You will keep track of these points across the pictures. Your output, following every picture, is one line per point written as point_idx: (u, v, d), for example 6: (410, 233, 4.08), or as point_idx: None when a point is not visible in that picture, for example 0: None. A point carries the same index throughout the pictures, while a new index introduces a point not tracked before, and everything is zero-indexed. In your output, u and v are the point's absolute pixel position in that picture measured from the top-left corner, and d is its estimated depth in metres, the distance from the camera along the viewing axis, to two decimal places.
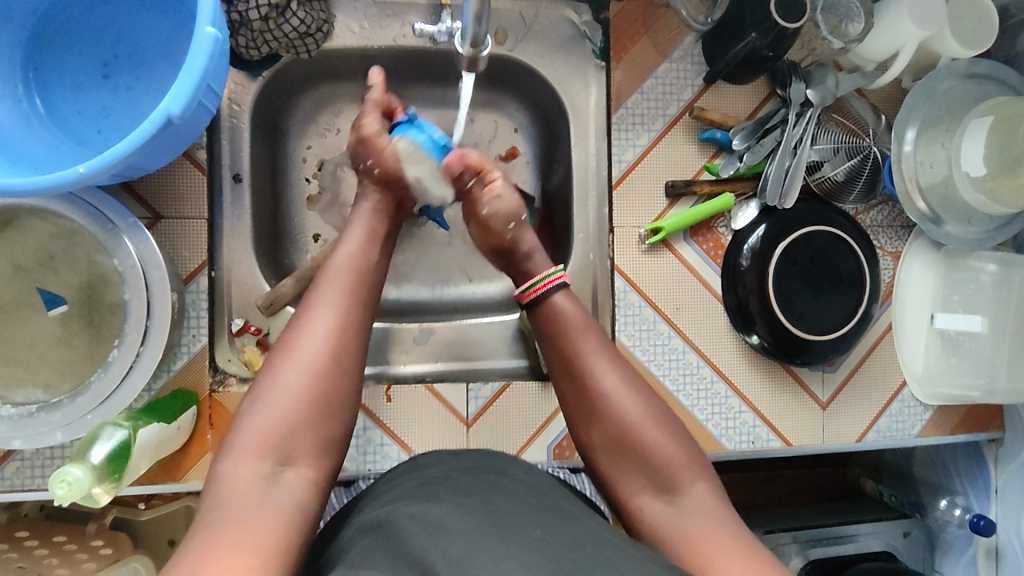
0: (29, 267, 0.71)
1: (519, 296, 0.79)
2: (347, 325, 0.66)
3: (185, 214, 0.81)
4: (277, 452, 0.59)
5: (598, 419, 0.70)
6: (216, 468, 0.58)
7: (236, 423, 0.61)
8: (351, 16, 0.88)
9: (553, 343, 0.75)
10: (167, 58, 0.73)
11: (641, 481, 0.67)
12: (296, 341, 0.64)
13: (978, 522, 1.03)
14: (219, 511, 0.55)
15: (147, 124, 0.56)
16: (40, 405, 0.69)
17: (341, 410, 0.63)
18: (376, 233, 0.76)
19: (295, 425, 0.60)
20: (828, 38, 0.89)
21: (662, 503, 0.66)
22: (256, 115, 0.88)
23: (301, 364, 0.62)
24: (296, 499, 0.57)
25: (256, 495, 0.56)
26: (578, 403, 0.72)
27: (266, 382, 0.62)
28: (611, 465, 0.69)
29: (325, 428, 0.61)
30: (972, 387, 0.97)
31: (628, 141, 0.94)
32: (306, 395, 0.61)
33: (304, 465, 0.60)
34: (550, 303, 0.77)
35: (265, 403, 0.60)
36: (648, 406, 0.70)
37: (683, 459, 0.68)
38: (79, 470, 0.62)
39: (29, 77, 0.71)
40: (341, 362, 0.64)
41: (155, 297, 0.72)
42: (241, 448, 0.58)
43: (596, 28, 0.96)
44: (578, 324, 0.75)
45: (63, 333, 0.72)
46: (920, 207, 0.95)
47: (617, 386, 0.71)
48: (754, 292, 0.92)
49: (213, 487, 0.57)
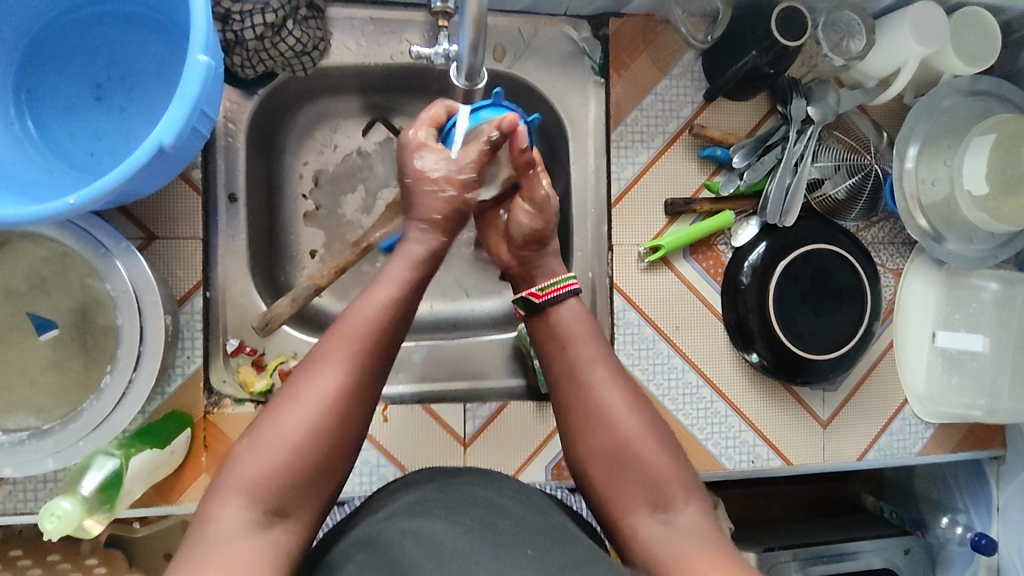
0: (21, 291, 0.71)
1: (529, 296, 0.75)
2: (364, 372, 0.61)
3: (179, 234, 0.80)
4: (269, 502, 0.55)
5: (599, 431, 0.68)
6: (203, 506, 0.54)
7: (231, 460, 0.57)
8: (348, 33, 0.87)
9: (555, 349, 0.73)
10: (161, 79, 0.72)
11: (635, 498, 0.65)
12: (307, 381, 0.59)
13: (980, 541, 1.03)
14: (197, 559, 0.50)
15: (138, 154, 0.55)
16: (31, 432, 0.69)
17: (341, 463, 0.59)
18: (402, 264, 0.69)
19: (292, 476, 0.56)
20: (829, 55, 0.89)
21: (655, 522, 0.64)
22: (252, 133, 0.87)
23: (307, 409, 0.58)
24: (282, 554, 0.54)
25: (239, 548, 0.52)
26: (579, 415, 0.70)
27: (271, 420, 0.57)
28: (606, 480, 0.67)
29: (322, 482, 0.57)
30: (972, 406, 0.96)
31: (627, 158, 0.93)
32: (310, 442, 0.57)
33: (291, 517, 0.55)
34: (553, 311, 0.74)
35: (265, 448, 0.56)
36: (648, 422, 0.69)
37: (681, 479, 0.66)
38: (69, 503, 0.62)
39: (22, 100, 0.70)
40: (351, 414, 0.59)
41: (148, 322, 0.71)
42: (232, 491, 0.54)
43: (595, 44, 0.95)
44: (583, 335, 0.73)
45: (55, 358, 0.71)
46: (922, 225, 0.94)
47: (617, 402, 0.69)
48: (754, 309, 0.91)
49: (198, 526, 0.53)
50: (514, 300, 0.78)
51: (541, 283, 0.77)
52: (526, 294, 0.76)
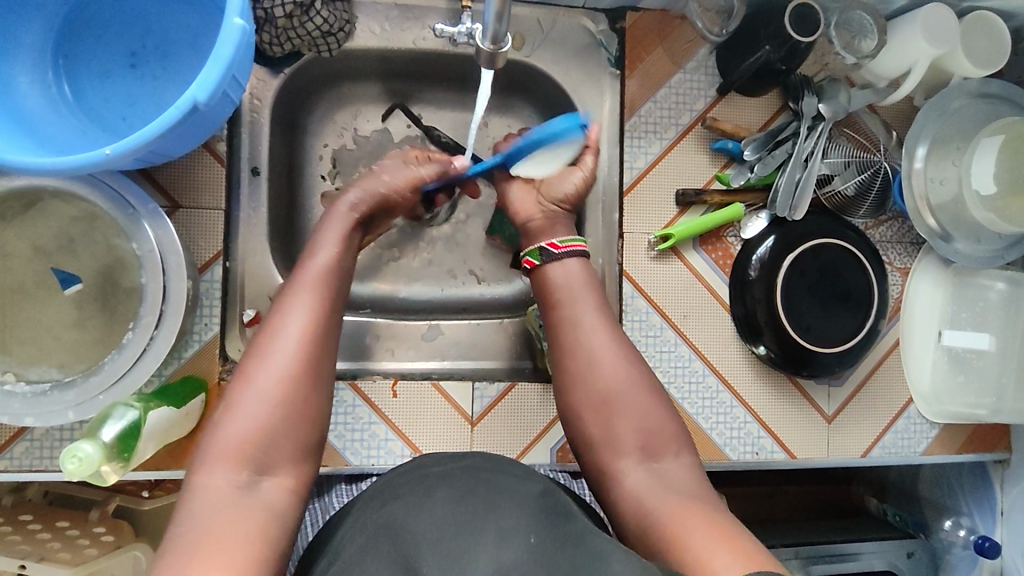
0: (48, 249, 0.73)
1: (547, 246, 0.79)
2: (319, 332, 0.66)
3: (202, 205, 0.83)
4: (253, 461, 0.59)
5: (595, 376, 0.71)
6: (189, 477, 0.58)
7: (209, 431, 0.61)
8: (373, 18, 0.90)
9: (561, 296, 0.76)
10: (193, 50, 0.75)
11: (627, 445, 0.68)
12: (269, 347, 0.64)
13: (983, 544, 1.04)
14: (195, 519, 0.55)
15: (172, 110, 0.57)
16: (54, 384, 0.70)
17: (314, 417, 0.64)
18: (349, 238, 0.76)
19: (271, 434, 0.61)
20: (840, 53, 0.90)
21: (643, 470, 0.66)
22: (276, 111, 0.90)
23: (273, 371, 0.63)
24: (272, 504, 0.58)
25: (232, 503, 0.56)
26: (576, 360, 0.73)
27: (240, 388, 0.62)
28: (597, 425, 0.70)
29: (300, 435, 0.62)
30: (977, 405, 0.97)
31: (640, 148, 0.95)
32: (279, 399, 0.62)
33: (279, 471, 0.60)
34: (568, 261, 0.78)
35: (238, 412, 0.60)
36: (642, 376, 0.72)
37: (670, 430, 0.69)
38: (90, 446, 0.63)
39: (59, 64, 0.73)
40: (315, 368, 0.65)
41: (171, 282, 0.73)
42: (217, 457, 0.59)
43: (612, 37, 0.97)
44: (584, 289, 0.77)
45: (78, 314, 0.73)
46: (930, 224, 0.95)
47: (612, 350, 0.72)
48: (762, 301, 0.92)
49: (188, 496, 0.57)
50: (526, 251, 0.80)
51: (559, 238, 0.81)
52: (545, 244, 0.79)
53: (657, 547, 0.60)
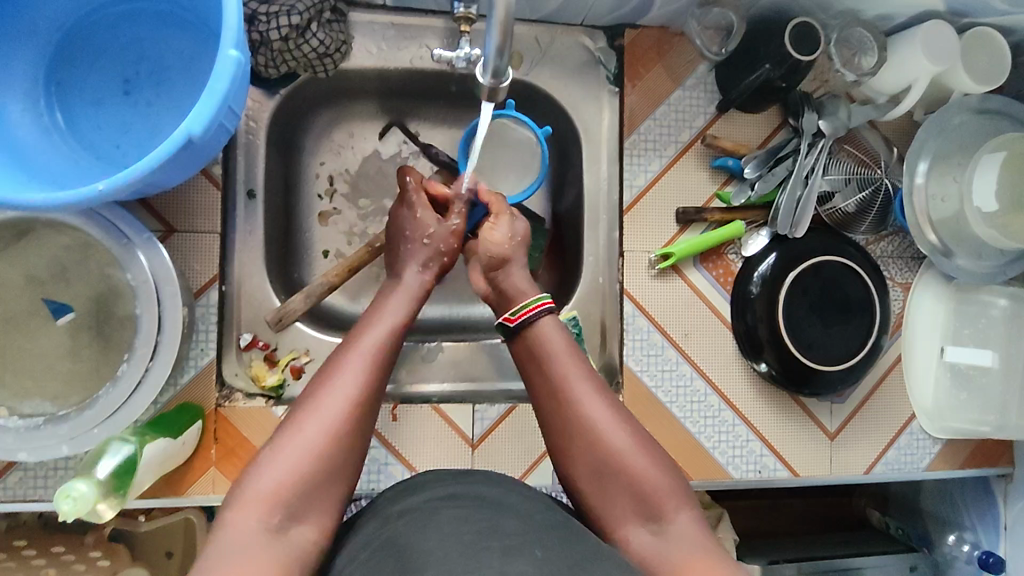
0: (41, 278, 0.72)
1: (505, 322, 0.78)
2: (371, 384, 0.66)
3: (198, 229, 0.82)
4: (288, 508, 0.59)
5: (584, 447, 0.69)
6: (223, 513, 0.58)
7: (247, 474, 0.60)
8: (369, 37, 0.89)
9: (536, 370, 0.74)
10: (188, 76, 0.74)
11: (625, 512, 0.66)
12: (321, 395, 0.64)
13: (988, 560, 1.03)
14: (219, 565, 0.54)
15: (166, 145, 0.56)
16: (47, 417, 0.69)
17: (353, 470, 0.63)
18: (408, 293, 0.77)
19: (306, 483, 0.60)
20: (840, 70, 0.91)
21: (647, 533, 0.65)
22: (273, 132, 0.89)
23: (322, 419, 0.62)
24: (298, 556, 0.58)
25: (260, 551, 0.55)
26: (563, 431, 0.71)
27: (286, 433, 0.62)
28: (594, 492, 0.69)
29: (337, 486, 0.62)
30: (981, 422, 0.96)
31: (640, 166, 0.95)
32: (321, 449, 0.61)
33: (307, 522, 0.59)
34: (532, 328, 0.76)
35: (283, 455, 0.60)
36: (633, 434, 0.69)
37: (669, 487, 0.67)
38: (84, 485, 0.62)
39: (52, 92, 0.72)
40: (361, 419, 0.64)
41: (166, 313, 0.72)
42: (249, 501, 0.58)
43: (610, 54, 0.97)
44: (561, 355, 0.74)
45: (72, 344, 0.72)
46: (931, 240, 0.95)
47: (602, 416, 0.70)
48: (764, 320, 0.92)
49: (214, 539, 0.56)
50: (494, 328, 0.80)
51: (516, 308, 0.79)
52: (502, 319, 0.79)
53: None
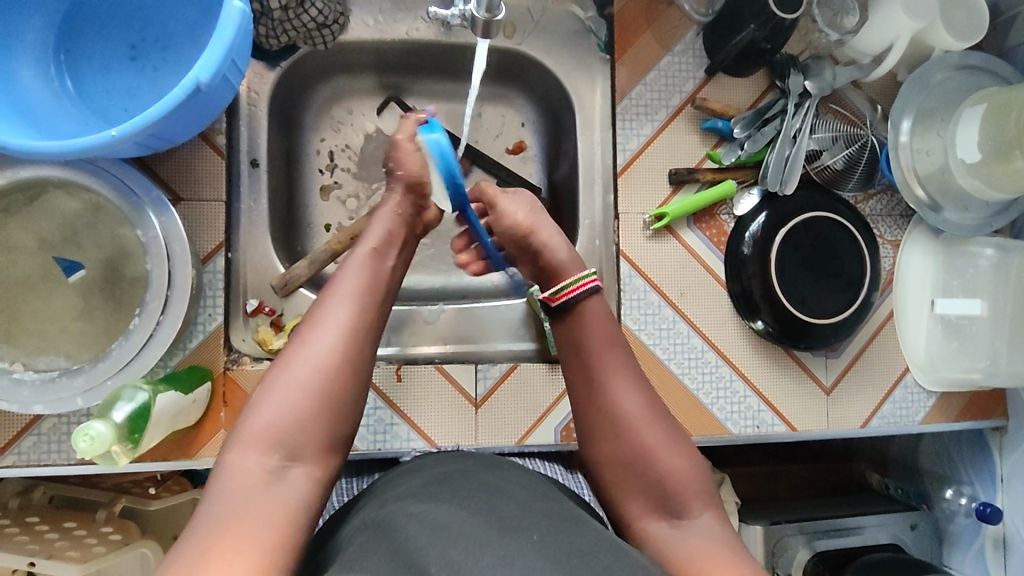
0: (53, 241, 0.74)
1: (545, 299, 0.81)
2: (359, 328, 0.69)
3: (203, 197, 0.84)
4: (283, 449, 0.61)
5: (617, 436, 0.72)
6: (223, 458, 0.61)
7: (244, 417, 0.63)
8: (366, 10, 0.92)
9: (577, 357, 0.77)
10: (191, 40, 0.76)
11: (647, 504, 0.69)
12: (308, 339, 0.67)
13: (985, 510, 1.04)
14: (224, 504, 0.57)
15: (177, 90, 0.58)
16: (62, 371, 0.71)
17: (345, 411, 0.65)
18: (395, 238, 0.78)
19: (300, 422, 0.62)
20: (824, 30, 0.96)
21: (668, 526, 0.68)
22: (274, 104, 0.92)
23: (311, 363, 0.65)
24: (297, 495, 0.60)
25: (260, 490, 0.58)
26: (598, 418, 0.74)
27: (276, 376, 0.65)
28: (620, 484, 0.71)
29: (331, 428, 0.64)
30: (972, 370, 0.98)
31: (632, 130, 0.97)
32: (312, 390, 0.64)
33: (307, 462, 0.62)
34: (578, 313, 0.79)
35: (274, 398, 0.63)
36: (665, 428, 0.72)
37: (694, 484, 0.69)
38: (102, 425, 0.64)
39: (61, 59, 0.74)
40: (351, 359, 0.67)
41: (176, 269, 0.74)
42: (248, 441, 0.61)
43: (600, 23, 1.00)
44: (602, 343, 0.77)
45: (85, 304, 0.74)
46: (919, 195, 0.98)
47: (636, 407, 0.73)
48: (757, 276, 0.94)
49: (218, 479, 0.59)
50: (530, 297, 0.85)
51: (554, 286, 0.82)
52: (542, 295, 0.81)
53: None
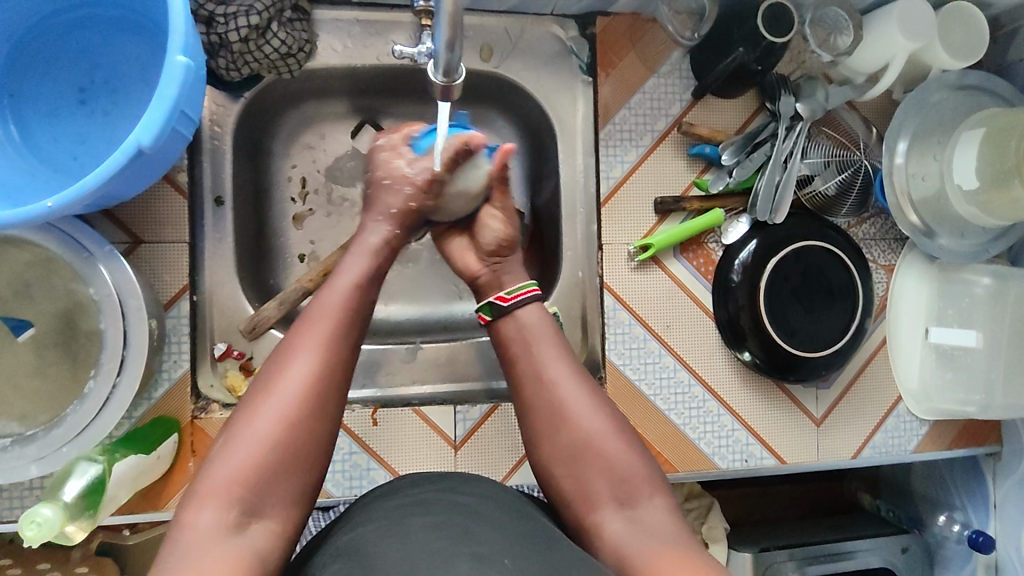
0: (4, 296, 0.70)
1: (496, 300, 0.76)
2: (328, 369, 0.63)
3: (166, 239, 0.80)
4: (242, 504, 0.56)
5: (561, 433, 0.68)
6: (180, 515, 0.56)
7: (205, 467, 0.58)
8: (334, 35, 0.87)
9: (519, 350, 0.73)
10: (143, 82, 0.73)
11: (601, 497, 0.65)
12: (276, 380, 0.61)
13: (977, 539, 1.03)
14: (179, 559, 0.52)
15: (116, 154, 0.54)
16: (14, 438, 0.68)
17: (313, 457, 0.61)
18: (374, 262, 0.72)
19: (264, 471, 0.58)
20: (816, 51, 0.89)
21: (621, 518, 0.64)
22: (239, 136, 0.87)
23: (274, 411, 0.60)
24: (260, 551, 0.55)
25: (218, 546, 0.53)
26: (544, 417, 0.69)
27: (241, 421, 0.60)
28: (573, 484, 0.67)
29: (296, 478, 0.59)
30: (966, 403, 0.95)
31: (616, 157, 0.93)
32: (279, 437, 0.59)
33: (269, 515, 0.57)
34: (521, 314, 0.75)
35: (234, 449, 0.58)
36: (613, 419, 0.69)
37: (645, 474, 0.67)
38: (49, 510, 0.62)
39: (5, 105, 0.70)
40: (320, 400, 0.62)
41: (132, 326, 0.71)
42: (207, 494, 0.56)
43: (583, 43, 0.95)
44: (543, 336, 0.73)
45: (39, 363, 0.70)
46: (913, 220, 0.94)
47: (581, 404, 0.69)
48: (745, 308, 0.91)
49: (174, 535, 0.55)
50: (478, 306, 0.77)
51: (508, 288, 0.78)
52: (494, 298, 0.76)
53: None
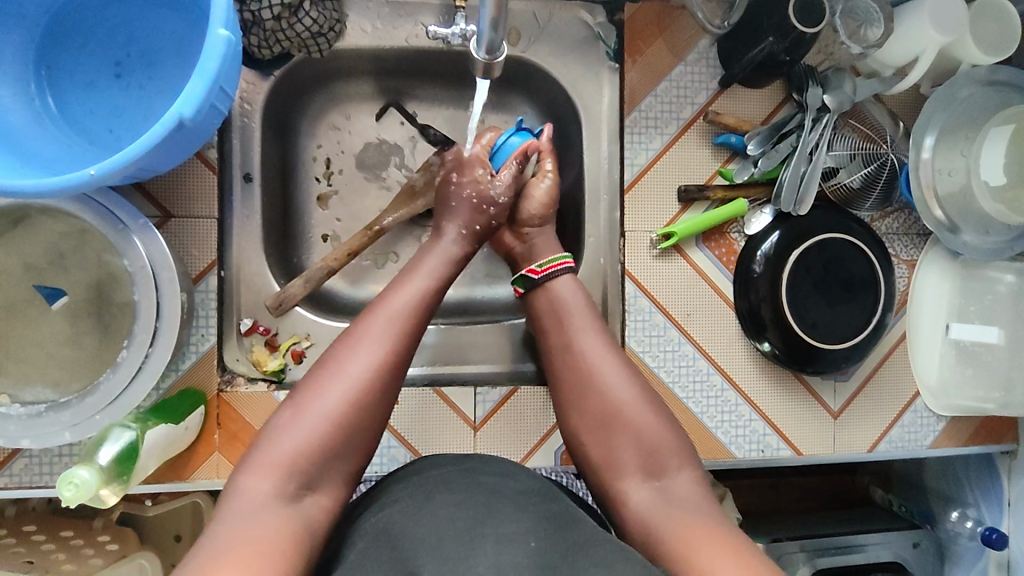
0: (39, 266, 0.71)
1: (529, 273, 0.82)
2: (395, 359, 0.66)
3: (196, 213, 0.81)
4: (302, 476, 0.59)
5: (592, 399, 0.72)
6: (235, 477, 0.58)
7: (267, 437, 0.60)
8: (364, 15, 0.88)
9: (552, 325, 0.78)
10: (180, 58, 0.74)
11: (628, 463, 0.68)
12: (343, 363, 0.64)
13: (991, 535, 1.04)
14: (237, 521, 0.55)
15: (158, 126, 0.56)
16: (49, 405, 0.69)
17: (367, 438, 0.63)
18: (441, 269, 0.75)
19: (324, 449, 0.60)
20: (846, 42, 0.88)
21: (647, 486, 0.66)
22: (268, 114, 0.88)
23: (341, 389, 0.62)
24: (311, 523, 0.58)
25: (277, 512, 0.56)
26: (573, 385, 0.73)
27: (307, 397, 0.62)
28: (599, 447, 0.70)
29: (350, 456, 0.62)
30: (985, 399, 0.97)
31: (641, 144, 0.93)
32: (342, 417, 0.61)
33: (322, 488, 0.60)
34: (553, 284, 0.81)
35: (300, 424, 0.60)
36: (642, 389, 0.72)
37: (674, 445, 0.69)
38: (87, 472, 0.63)
39: (42, 76, 0.71)
40: (384, 388, 0.64)
41: (164, 298, 0.72)
42: (268, 462, 0.58)
43: (610, 29, 0.95)
44: (577, 313, 0.78)
45: (72, 332, 0.72)
46: (937, 215, 0.93)
47: (615, 370, 0.73)
48: (767, 298, 0.91)
49: (231, 498, 0.57)
50: (513, 280, 0.84)
51: (540, 263, 0.83)
52: (525, 272, 0.82)
53: (660, 559, 0.59)
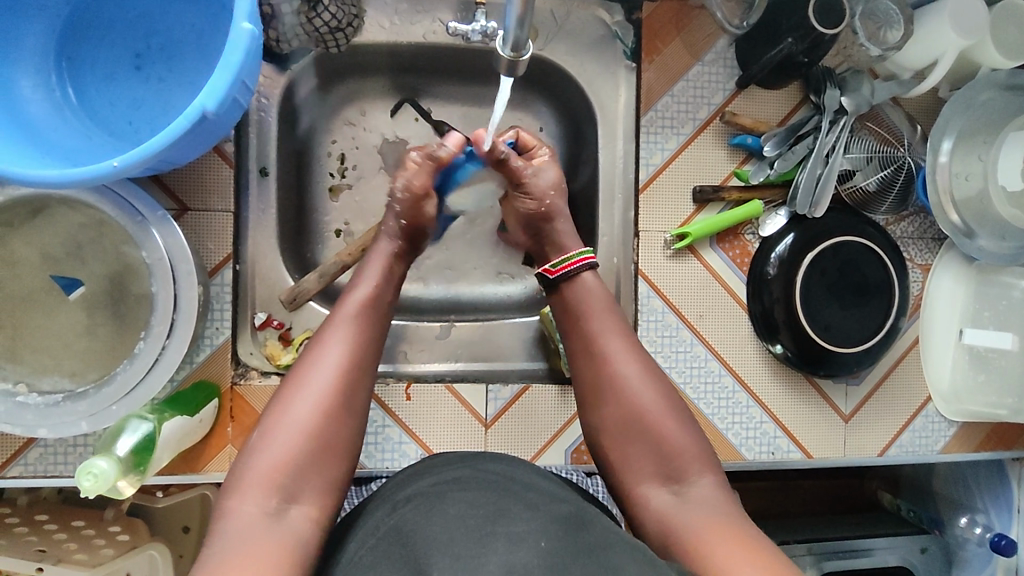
0: (56, 256, 0.72)
1: (545, 272, 0.80)
2: (357, 363, 0.67)
3: (212, 207, 0.81)
4: (283, 490, 0.59)
5: (613, 404, 0.71)
6: (220, 503, 0.59)
7: (244, 459, 0.61)
8: (382, 11, 0.88)
9: (572, 325, 0.76)
10: (200, 51, 0.74)
11: (647, 469, 0.68)
12: (305, 376, 0.65)
13: (1000, 542, 1.03)
14: (223, 544, 0.55)
15: (182, 118, 0.56)
16: (65, 395, 0.70)
17: (343, 448, 0.64)
18: (390, 272, 0.76)
19: (299, 463, 0.60)
20: (865, 44, 0.88)
21: (666, 491, 0.66)
22: (284, 109, 0.88)
23: (311, 401, 0.63)
24: (300, 534, 0.58)
25: (263, 528, 0.56)
26: (594, 387, 0.73)
27: (276, 415, 0.63)
28: (620, 451, 0.70)
29: (328, 469, 0.62)
30: (997, 405, 0.96)
31: (656, 144, 0.93)
32: (312, 429, 0.62)
33: (306, 500, 0.60)
34: (576, 281, 0.78)
35: (273, 441, 0.61)
36: (663, 393, 0.71)
37: (695, 451, 0.68)
38: (105, 463, 0.64)
39: (63, 67, 0.72)
40: (351, 396, 0.65)
41: (182, 290, 0.72)
42: (249, 483, 0.59)
43: (628, 28, 0.95)
44: (599, 308, 0.76)
45: (89, 322, 0.72)
46: (953, 220, 0.92)
47: (633, 376, 0.71)
48: (781, 300, 0.91)
49: (218, 522, 0.57)
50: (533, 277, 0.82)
51: (557, 259, 0.81)
52: (541, 270, 0.80)
53: (676, 560, 0.60)
